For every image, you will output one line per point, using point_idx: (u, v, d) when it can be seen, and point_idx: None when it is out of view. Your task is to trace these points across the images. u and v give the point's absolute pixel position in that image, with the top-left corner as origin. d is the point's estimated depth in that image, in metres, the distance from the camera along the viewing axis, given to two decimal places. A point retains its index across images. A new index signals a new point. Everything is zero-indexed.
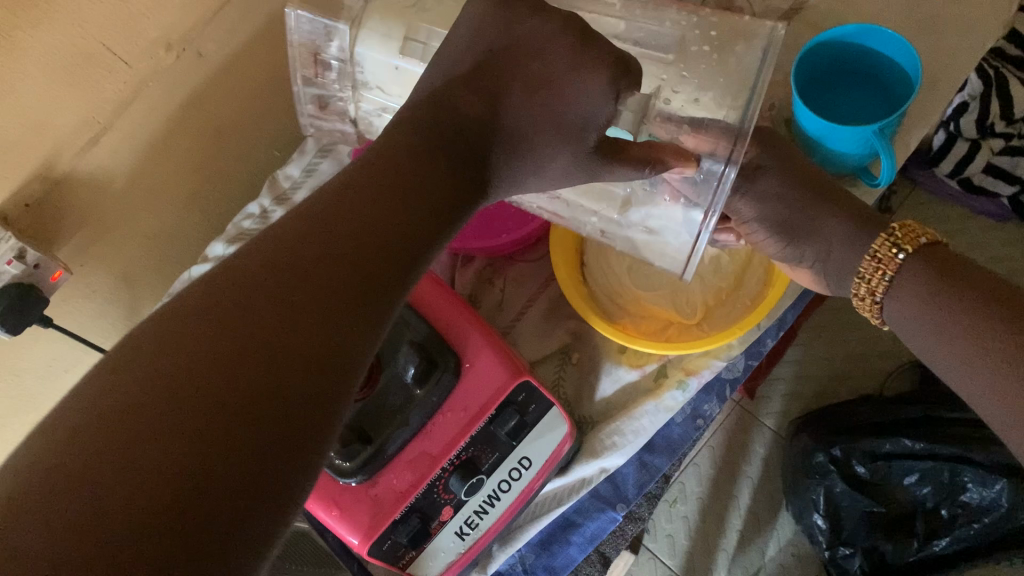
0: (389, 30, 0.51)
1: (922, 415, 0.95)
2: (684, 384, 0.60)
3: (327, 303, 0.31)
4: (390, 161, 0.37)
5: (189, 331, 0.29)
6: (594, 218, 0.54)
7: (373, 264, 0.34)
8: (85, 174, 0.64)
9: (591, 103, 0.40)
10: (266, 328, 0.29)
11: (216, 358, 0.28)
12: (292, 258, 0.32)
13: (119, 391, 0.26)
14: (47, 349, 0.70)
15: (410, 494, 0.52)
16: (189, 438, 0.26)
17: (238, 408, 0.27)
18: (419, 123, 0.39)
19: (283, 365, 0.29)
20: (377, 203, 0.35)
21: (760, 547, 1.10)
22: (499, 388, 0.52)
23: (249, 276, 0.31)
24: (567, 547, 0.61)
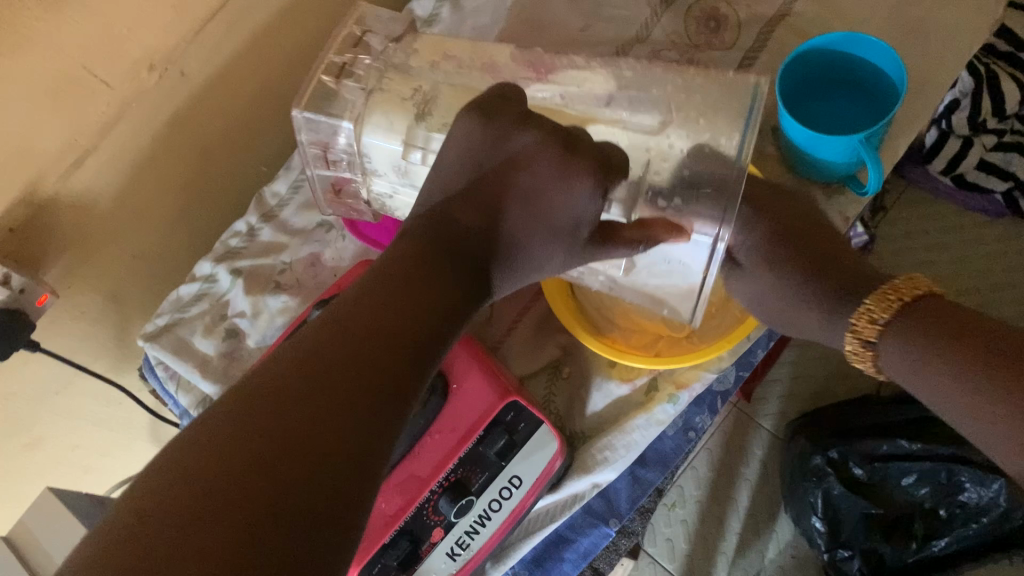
0: (391, 123, 0.51)
1: (918, 415, 0.95)
2: (675, 398, 0.60)
3: (346, 400, 0.35)
4: (395, 267, 0.43)
5: (225, 434, 0.32)
6: (606, 283, 0.55)
7: (387, 359, 0.38)
8: (70, 197, 0.64)
9: (572, 204, 0.46)
10: (288, 429, 0.33)
11: (257, 443, 0.32)
12: (312, 363, 0.36)
13: (175, 478, 0.31)
14: (36, 371, 0.70)
15: (399, 517, 0.51)
16: (237, 510, 0.30)
17: (280, 482, 0.31)
18: (418, 232, 0.46)
19: (315, 444, 0.33)
20: (387, 306, 0.40)
21: (760, 549, 1.10)
22: (487, 409, 0.52)
23: (273, 384, 0.35)
24: (560, 563, 0.61)
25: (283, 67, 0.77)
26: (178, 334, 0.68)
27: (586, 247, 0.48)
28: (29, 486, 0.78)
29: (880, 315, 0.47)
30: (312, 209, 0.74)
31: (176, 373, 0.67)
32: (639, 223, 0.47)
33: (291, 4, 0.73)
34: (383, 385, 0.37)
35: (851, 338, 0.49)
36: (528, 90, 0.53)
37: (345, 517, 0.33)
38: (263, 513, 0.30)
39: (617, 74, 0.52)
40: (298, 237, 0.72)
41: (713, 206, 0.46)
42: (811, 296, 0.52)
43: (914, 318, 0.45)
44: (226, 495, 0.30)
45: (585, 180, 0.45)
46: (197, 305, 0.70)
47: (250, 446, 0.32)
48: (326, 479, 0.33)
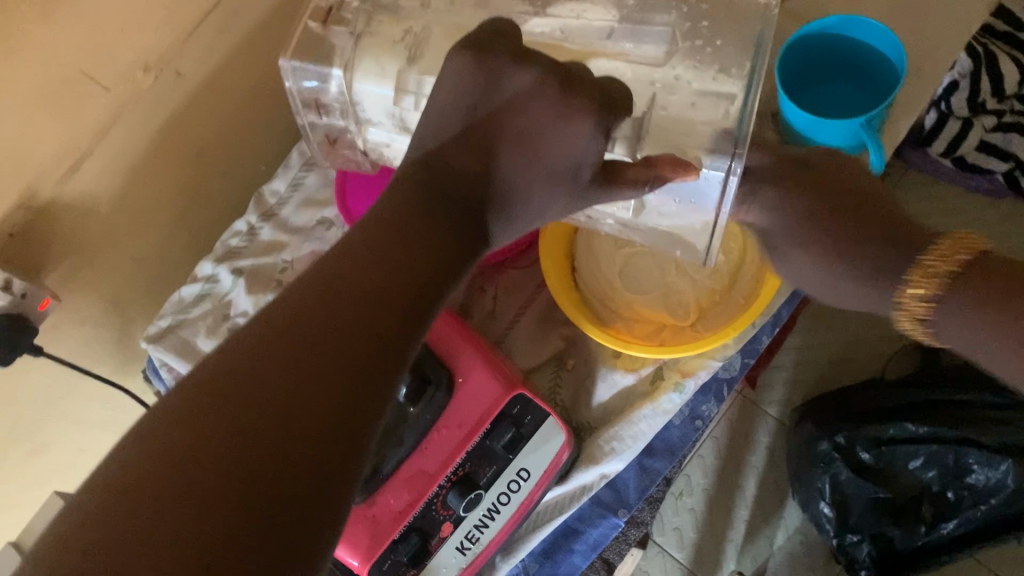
0: (383, 68, 0.50)
1: (920, 399, 0.95)
2: (681, 387, 0.59)
3: (338, 360, 0.32)
4: (395, 213, 0.39)
5: (206, 399, 0.30)
6: (616, 231, 0.54)
7: (384, 314, 0.35)
8: (69, 201, 0.63)
9: (574, 148, 0.41)
10: (275, 394, 0.30)
11: (231, 425, 0.29)
12: (303, 320, 0.33)
13: (142, 460, 0.28)
14: (40, 377, 0.70)
15: (408, 513, 0.51)
16: (207, 501, 0.27)
17: (256, 469, 0.28)
18: (417, 175, 0.41)
19: (302, 417, 0.30)
20: (383, 257, 0.37)
21: (768, 536, 1.10)
22: (493, 401, 0.52)
23: (260, 341, 0.32)
24: (570, 555, 0.61)
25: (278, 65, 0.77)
26: (182, 335, 0.68)
27: (588, 189, 0.43)
28: (38, 492, 0.78)
29: (929, 290, 0.44)
30: (312, 207, 0.74)
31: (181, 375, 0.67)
32: (645, 160, 0.43)
33: (284, 1, 0.73)
34: (374, 355, 0.33)
35: (902, 317, 0.45)
36: (524, 25, 0.50)
37: (327, 507, 0.30)
38: (237, 504, 0.27)
39: (619, 9, 0.50)
40: (298, 235, 0.72)
41: (723, 139, 0.43)
42: (854, 263, 0.47)
43: (963, 291, 0.42)
44: (195, 484, 0.27)
45: (587, 119, 0.41)
46: (199, 306, 0.70)
47: (222, 427, 0.29)
48: (304, 462, 0.29)
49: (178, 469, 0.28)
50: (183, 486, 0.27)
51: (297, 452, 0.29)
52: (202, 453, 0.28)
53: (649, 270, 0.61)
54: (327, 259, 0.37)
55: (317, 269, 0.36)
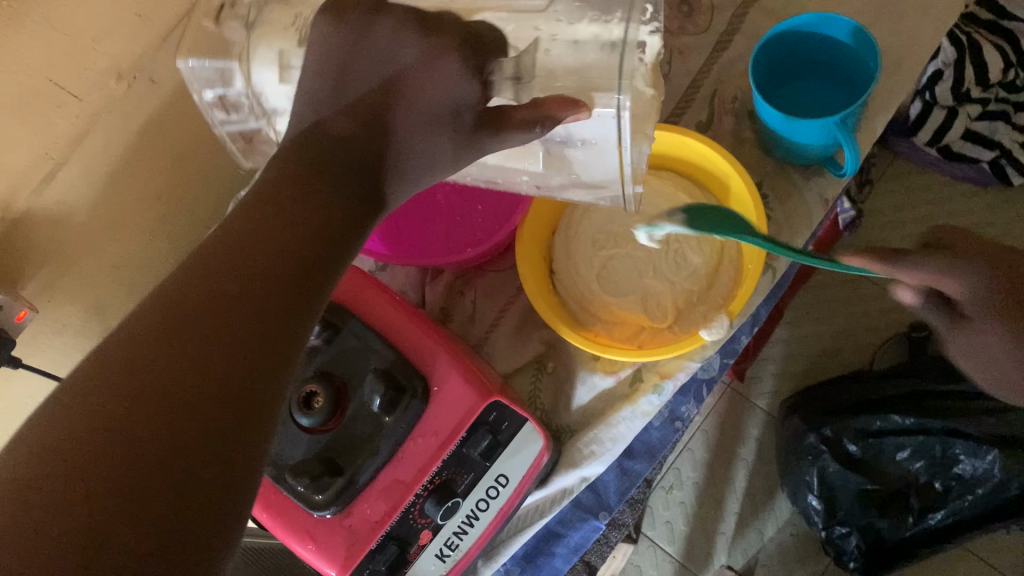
0: (277, 52, 0.48)
1: (908, 390, 0.96)
2: (659, 388, 0.59)
3: (243, 329, 0.30)
4: (295, 165, 0.37)
5: (111, 367, 0.27)
6: (515, 185, 0.53)
7: (287, 278, 0.33)
8: (45, 211, 0.63)
9: (447, 89, 0.38)
10: (186, 363, 0.28)
11: (148, 400, 0.27)
12: (210, 284, 0.31)
13: (43, 443, 0.25)
14: (22, 386, 0.70)
15: (385, 522, 0.51)
16: (134, 481, 0.25)
17: (179, 446, 0.27)
18: (318, 139, 0.38)
19: (212, 390, 0.29)
20: (288, 216, 0.35)
21: (759, 528, 1.11)
22: (469, 411, 0.51)
23: (166, 307, 0.30)
24: (552, 558, 0.61)
25: None
26: None
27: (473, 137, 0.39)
28: None
29: None
30: None
31: None
32: (532, 102, 0.38)
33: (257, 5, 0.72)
34: (281, 320, 0.32)
35: None
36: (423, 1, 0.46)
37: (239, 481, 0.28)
38: (164, 483, 0.26)
39: None
40: None
41: (609, 75, 0.42)
42: None
43: None
44: (119, 464, 0.25)
45: (451, 59, 0.38)
46: None
47: (140, 392, 0.27)
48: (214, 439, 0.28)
49: (91, 437, 0.26)
50: (109, 468, 0.25)
51: (207, 422, 0.28)
52: (123, 431, 0.26)
53: (626, 273, 0.60)
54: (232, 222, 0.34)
55: (222, 231, 0.34)
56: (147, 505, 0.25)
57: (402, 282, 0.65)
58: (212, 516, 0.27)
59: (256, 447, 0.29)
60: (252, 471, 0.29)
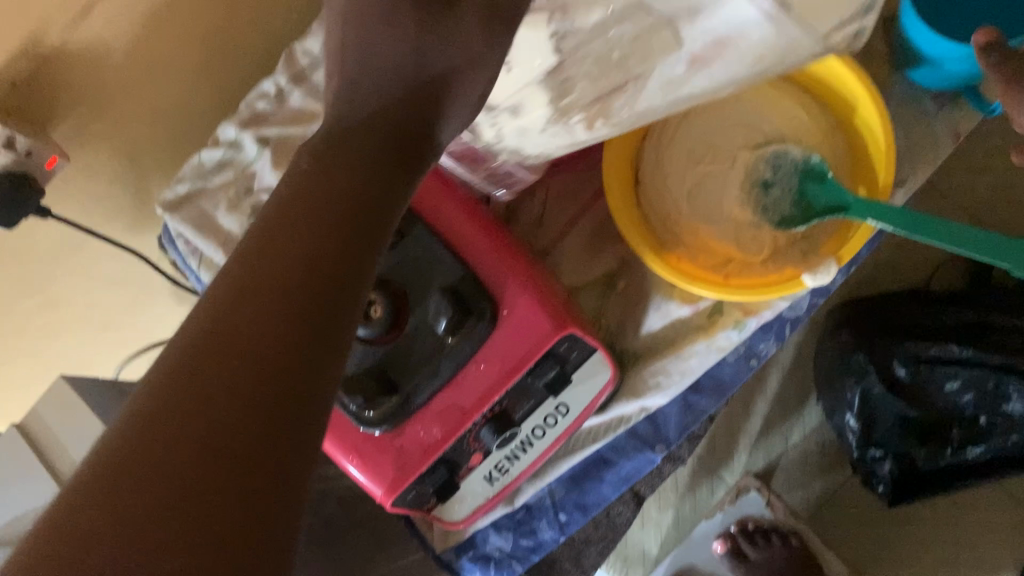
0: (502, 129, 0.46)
1: (972, 318, 0.88)
2: (741, 324, 0.54)
3: (261, 369, 0.25)
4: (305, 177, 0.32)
5: (117, 455, 0.23)
6: (638, 97, 0.42)
7: (309, 296, 0.28)
8: (78, 48, 0.57)
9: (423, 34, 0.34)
10: (197, 432, 0.24)
11: (146, 442, 0.23)
12: (221, 327, 0.26)
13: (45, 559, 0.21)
14: (48, 234, 0.65)
15: (438, 447, 0.47)
16: (134, 534, 0.22)
17: (196, 480, 0.23)
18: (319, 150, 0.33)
19: (227, 454, 0.24)
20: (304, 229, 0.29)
21: (784, 434, 1.02)
22: (540, 339, 0.46)
23: (173, 366, 0.25)
24: (600, 485, 0.58)
25: None
26: (201, 207, 0.65)
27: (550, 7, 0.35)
28: (48, 349, 0.75)
29: None
30: None
31: (197, 249, 0.64)
32: None
33: None
34: (309, 344, 0.27)
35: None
36: None
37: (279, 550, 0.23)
38: (170, 535, 0.22)
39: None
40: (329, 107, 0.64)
41: None
42: None
43: None
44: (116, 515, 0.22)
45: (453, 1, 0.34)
46: (220, 175, 0.65)
47: (143, 478, 0.23)
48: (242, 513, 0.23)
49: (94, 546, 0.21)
50: (103, 522, 0.22)
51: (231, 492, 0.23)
52: (127, 473, 0.23)
53: (719, 195, 0.54)
54: (252, 226, 0.30)
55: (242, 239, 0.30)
56: (156, 557, 0.22)
57: None
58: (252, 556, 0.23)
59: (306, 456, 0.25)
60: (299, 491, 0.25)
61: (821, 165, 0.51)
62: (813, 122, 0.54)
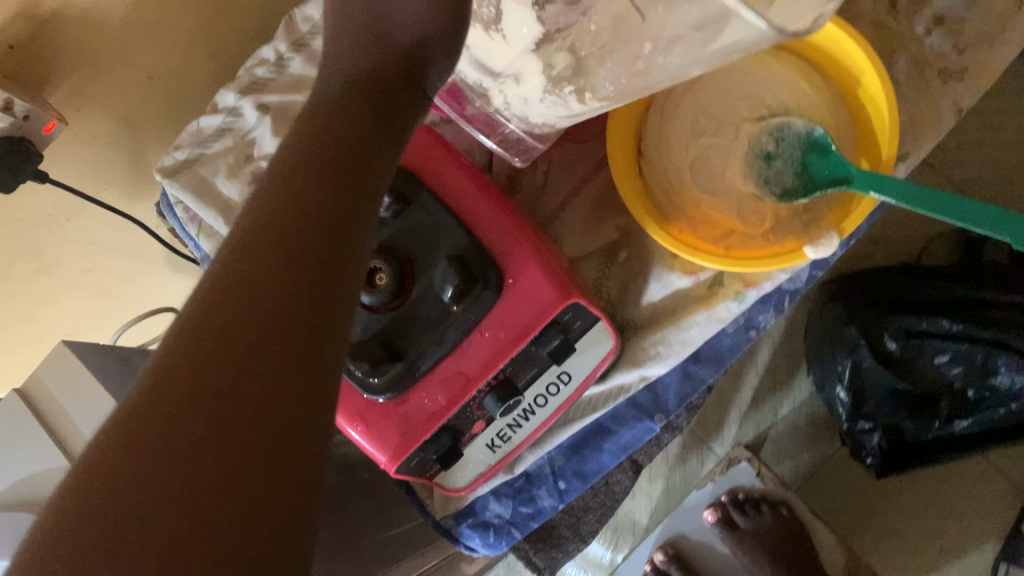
0: (518, 98, 0.47)
1: (962, 294, 0.86)
2: (741, 296, 0.54)
3: (287, 297, 0.27)
4: (310, 127, 0.33)
5: (159, 382, 0.24)
6: (626, 65, 0.39)
7: (326, 233, 0.29)
8: (75, 10, 0.56)
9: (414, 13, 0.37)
10: (236, 353, 0.25)
11: (186, 366, 0.24)
12: (248, 261, 0.27)
13: (107, 474, 0.22)
14: (45, 199, 0.65)
15: (442, 415, 0.48)
16: (186, 449, 0.23)
17: (234, 403, 0.24)
18: (320, 110, 0.34)
19: (268, 370, 0.25)
20: (318, 172, 0.31)
21: (774, 405, 1.03)
22: (545, 307, 0.47)
23: (204, 300, 0.26)
24: (599, 454, 0.59)
25: None
26: (201, 173, 0.64)
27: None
28: (45, 316, 0.75)
29: None
30: None
31: (196, 216, 0.64)
32: None
33: None
34: (331, 275, 0.28)
35: None
36: None
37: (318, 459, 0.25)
38: (220, 445, 0.23)
39: None
40: None
41: None
42: None
43: None
44: (158, 469, 0.22)
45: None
46: (218, 141, 0.65)
47: (190, 397, 0.24)
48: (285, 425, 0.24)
49: (151, 460, 0.23)
50: (154, 440, 0.23)
51: (274, 407, 0.24)
52: (173, 379, 0.24)
53: (721, 167, 0.54)
54: (266, 174, 0.31)
55: (259, 180, 0.31)
56: (210, 463, 0.23)
57: (467, 141, 0.57)
58: (291, 471, 0.24)
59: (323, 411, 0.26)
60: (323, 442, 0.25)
61: (824, 137, 0.51)
62: (817, 94, 0.54)
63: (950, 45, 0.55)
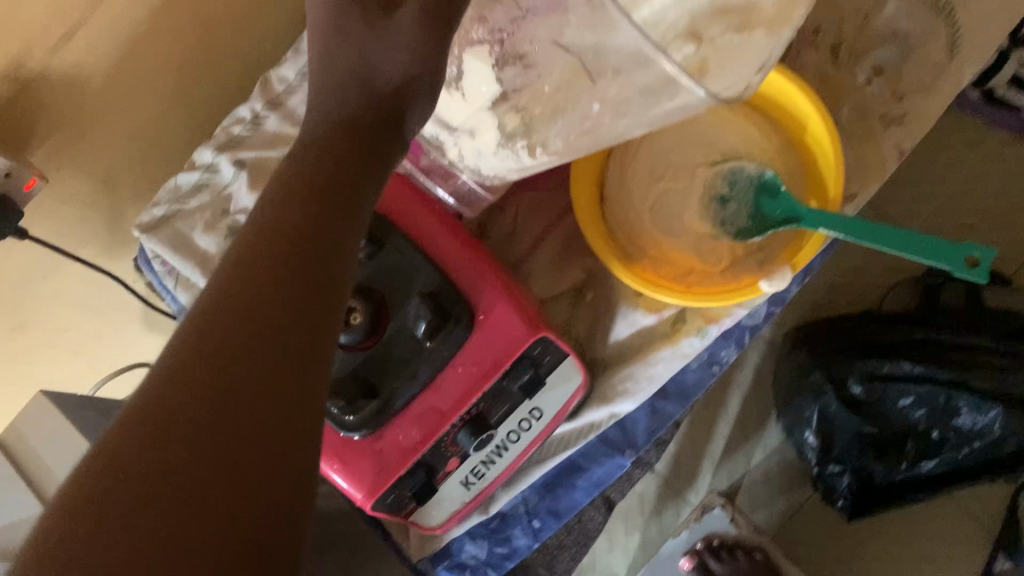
0: (472, 149, 0.50)
1: (919, 337, 0.89)
2: (703, 332, 0.57)
3: (280, 316, 0.29)
4: (301, 161, 0.36)
5: (162, 388, 0.26)
6: (575, 124, 0.44)
7: (314, 259, 0.31)
8: (56, 72, 0.58)
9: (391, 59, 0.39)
10: (233, 364, 0.27)
11: (187, 373, 0.26)
12: (244, 281, 0.29)
13: (113, 472, 0.24)
14: (24, 257, 0.66)
15: (417, 451, 0.49)
16: (186, 448, 0.25)
17: (231, 408, 0.26)
18: (311, 144, 0.37)
19: (263, 380, 0.27)
20: (308, 203, 0.33)
21: (746, 454, 1.04)
22: (515, 341, 0.49)
23: (204, 314, 0.28)
24: (572, 491, 0.60)
25: None
26: (178, 228, 0.66)
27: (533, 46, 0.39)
28: (22, 375, 0.75)
29: None
30: None
31: (173, 269, 0.65)
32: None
33: None
34: (319, 297, 0.30)
35: None
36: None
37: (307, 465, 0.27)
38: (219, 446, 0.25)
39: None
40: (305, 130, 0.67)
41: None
42: None
43: None
44: (160, 469, 0.24)
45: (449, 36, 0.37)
46: (196, 197, 0.67)
47: (190, 402, 0.26)
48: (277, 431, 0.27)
49: (153, 459, 0.25)
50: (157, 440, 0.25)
51: (268, 414, 0.27)
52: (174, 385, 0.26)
53: (679, 209, 0.57)
54: (260, 203, 0.33)
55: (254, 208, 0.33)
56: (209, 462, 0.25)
57: None
58: (283, 473, 0.26)
59: (305, 442, 0.27)
60: (304, 470, 0.27)
61: (774, 178, 0.55)
62: (766, 139, 0.57)
63: (890, 92, 0.59)
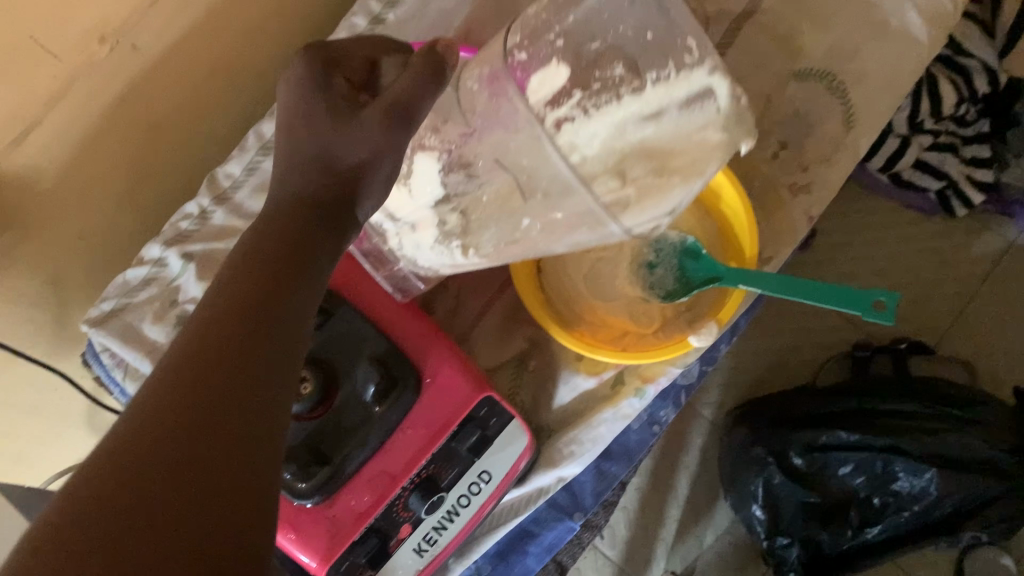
0: (409, 241, 0.51)
1: (857, 406, 0.92)
2: (642, 392, 0.59)
3: (234, 382, 0.32)
4: (254, 244, 0.39)
5: (128, 438, 0.28)
6: (506, 232, 0.46)
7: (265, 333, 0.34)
8: (9, 174, 0.60)
9: (346, 144, 0.42)
10: (193, 422, 0.30)
11: (151, 428, 0.29)
12: (202, 352, 0.32)
13: (81, 508, 0.26)
14: None
15: (369, 515, 0.50)
16: (151, 491, 0.27)
17: (191, 458, 0.29)
18: (266, 227, 0.40)
19: (221, 437, 0.30)
20: (259, 284, 0.36)
21: (698, 535, 1.05)
22: (461, 403, 0.51)
23: (165, 380, 0.31)
24: (524, 557, 0.61)
25: (231, 44, 0.72)
26: (126, 320, 0.67)
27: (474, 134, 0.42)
28: None
29: None
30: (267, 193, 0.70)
31: (122, 361, 0.66)
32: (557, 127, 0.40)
33: None
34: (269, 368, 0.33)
35: None
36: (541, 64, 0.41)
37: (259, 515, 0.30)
38: (180, 490, 0.28)
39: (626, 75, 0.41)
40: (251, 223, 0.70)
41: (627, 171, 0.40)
42: None
43: None
44: (128, 508, 0.27)
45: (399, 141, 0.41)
46: (144, 290, 0.68)
47: (154, 450, 0.28)
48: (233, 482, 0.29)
49: (122, 498, 0.27)
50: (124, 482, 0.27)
51: (225, 467, 0.29)
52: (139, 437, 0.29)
53: (612, 278, 0.60)
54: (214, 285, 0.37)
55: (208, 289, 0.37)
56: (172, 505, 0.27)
57: None
58: (237, 521, 0.29)
59: (256, 495, 0.30)
60: (255, 521, 0.29)
61: (696, 243, 0.58)
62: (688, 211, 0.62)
63: (797, 164, 0.64)
